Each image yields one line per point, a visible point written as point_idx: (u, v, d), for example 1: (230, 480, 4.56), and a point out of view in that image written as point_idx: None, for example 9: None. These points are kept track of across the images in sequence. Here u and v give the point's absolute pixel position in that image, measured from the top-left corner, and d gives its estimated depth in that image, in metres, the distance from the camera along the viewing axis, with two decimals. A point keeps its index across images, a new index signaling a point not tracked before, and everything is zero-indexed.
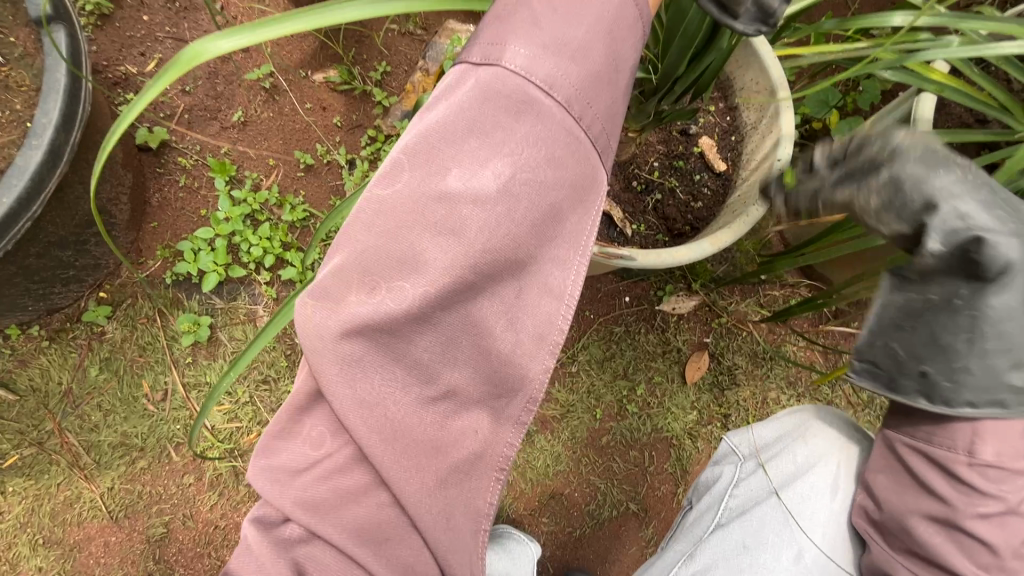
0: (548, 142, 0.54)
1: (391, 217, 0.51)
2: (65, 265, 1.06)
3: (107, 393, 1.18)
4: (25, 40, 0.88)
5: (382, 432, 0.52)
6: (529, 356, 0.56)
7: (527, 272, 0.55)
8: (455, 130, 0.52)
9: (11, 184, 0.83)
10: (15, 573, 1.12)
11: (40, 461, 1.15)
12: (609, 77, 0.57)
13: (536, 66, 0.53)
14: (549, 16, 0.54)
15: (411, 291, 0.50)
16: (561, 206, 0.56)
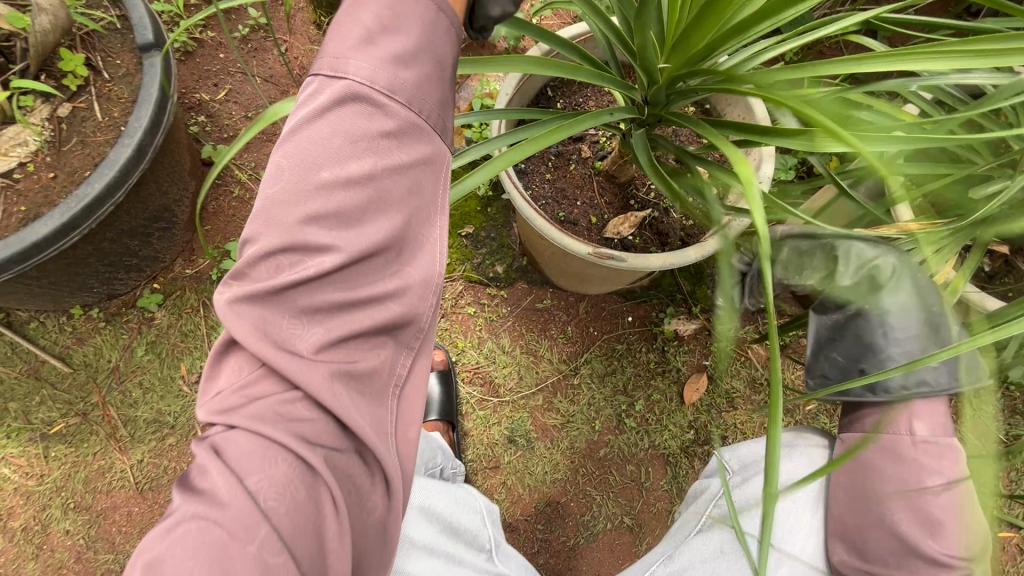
0: (402, 135, 0.59)
1: (284, 205, 0.57)
2: (130, 253, 1.21)
3: (149, 372, 1.30)
4: (128, 62, 1.08)
5: (287, 348, 0.56)
6: (413, 296, 0.61)
7: (403, 240, 0.60)
8: (321, 133, 0.58)
9: (103, 172, 0.99)
10: (45, 533, 1.21)
11: (82, 430, 1.26)
12: (439, 78, 0.61)
13: (378, 77, 0.57)
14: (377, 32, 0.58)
15: (309, 264, 0.56)
16: (422, 182, 0.61)
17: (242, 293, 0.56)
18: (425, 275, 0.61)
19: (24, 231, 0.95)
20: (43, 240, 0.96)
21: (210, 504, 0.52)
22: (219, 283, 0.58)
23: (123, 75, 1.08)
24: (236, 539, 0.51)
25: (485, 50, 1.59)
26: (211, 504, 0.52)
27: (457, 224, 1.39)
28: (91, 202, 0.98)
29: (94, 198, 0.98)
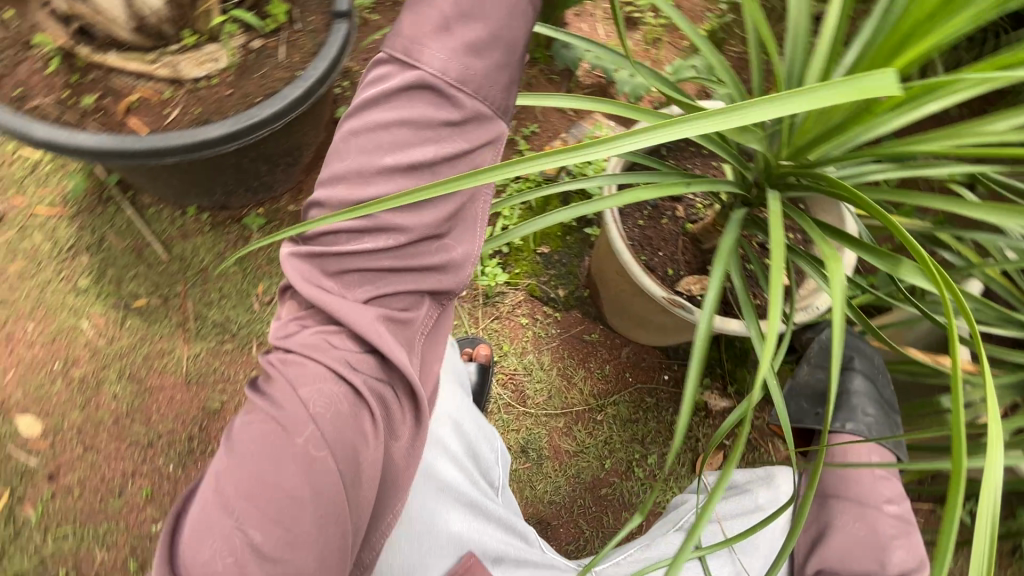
0: (458, 123, 0.68)
1: (347, 185, 0.67)
2: (257, 175, 1.36)
3: (230, 281, 1.43)
4: (318, 21, 1.25)
5: (341, 287, 0.67)
6: (453, 262, 0.70)
7: (456, 215, 0.69)
8: (388, 120, 0.67)
9: (274, 100, 1.15)
10: (96, 390, 1.33)
11: (159, 312, 1.39)
12: (505, 71, 0.70)
13: (446, 68, 0.67)
14: (447, 25, 0.68)
15: (366, 236, 0.66)
16: (479, 163, 0.69)
17: (301, 250, 0.67)
18: (467, 251, 0.70)
19: (197, 129, 1.12)
20: (208, 139, 1.11)
21: (269, 405, 0.64)
22: (286, 242, 0.70)
23: (310, 30, 1.25)
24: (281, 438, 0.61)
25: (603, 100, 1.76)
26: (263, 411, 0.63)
27: (535, 240, 1.50)
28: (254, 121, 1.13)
29: (259, 119, 1.13)
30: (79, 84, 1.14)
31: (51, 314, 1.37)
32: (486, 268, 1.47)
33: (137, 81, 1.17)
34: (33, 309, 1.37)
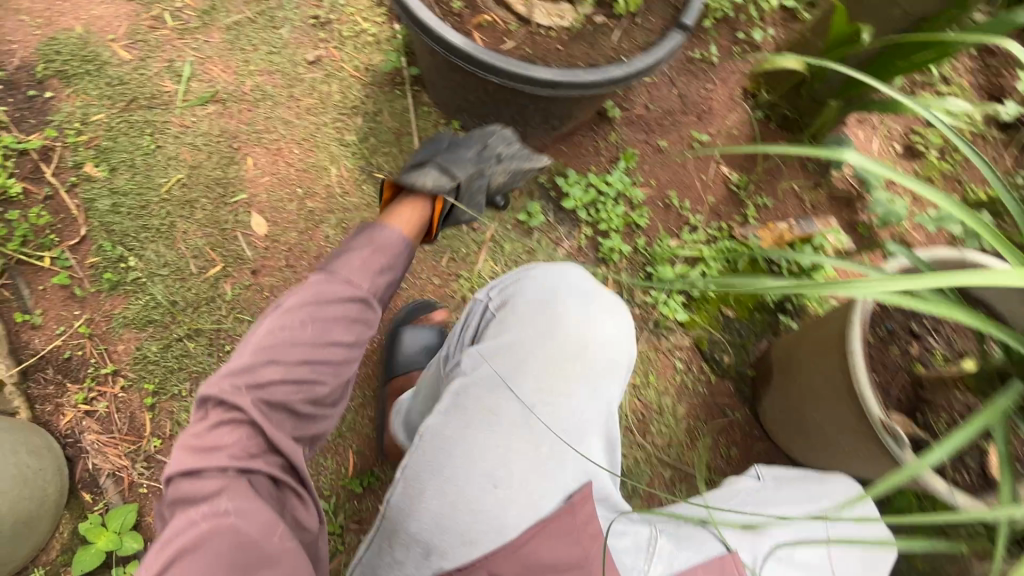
0: (373, 265, 1.04)
1: (259, 365, 0.88)
2: (528, 122, 1.48)
3: None
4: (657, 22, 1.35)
5: (284, 344, 0.91)
6: (364, 329, 1.00)
7: (365, 314, 1.01)
8: (297, 319, 0.93)
9: (509, 143, 1.32)
10: (316, 225, 1.52)
11: None
12: (382, 259, 1.06)
13: (371, 257, 1.04)
14: (354, 256, 1.03)
15: (280, 366, 0.89)
16: (377, 299, 1.04)
17: (214, 399, 0.86)
18: (365, 334, 1.00)
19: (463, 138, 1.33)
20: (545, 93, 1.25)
21: (237, 430, 0.84)
22: (198, 401, 0.88)
23: (646, 28, 1.33)
24: (221, 515, 0.77)
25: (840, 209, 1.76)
26: (207, 455, 0.82)
27: (726, 299, 1.49)
28: (450, 175, 1.21)
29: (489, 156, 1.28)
30: None
31: (314, 150, 1.59)
32: (669, 300, 1.48)
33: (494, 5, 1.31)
34: (303, 140, 1.60)
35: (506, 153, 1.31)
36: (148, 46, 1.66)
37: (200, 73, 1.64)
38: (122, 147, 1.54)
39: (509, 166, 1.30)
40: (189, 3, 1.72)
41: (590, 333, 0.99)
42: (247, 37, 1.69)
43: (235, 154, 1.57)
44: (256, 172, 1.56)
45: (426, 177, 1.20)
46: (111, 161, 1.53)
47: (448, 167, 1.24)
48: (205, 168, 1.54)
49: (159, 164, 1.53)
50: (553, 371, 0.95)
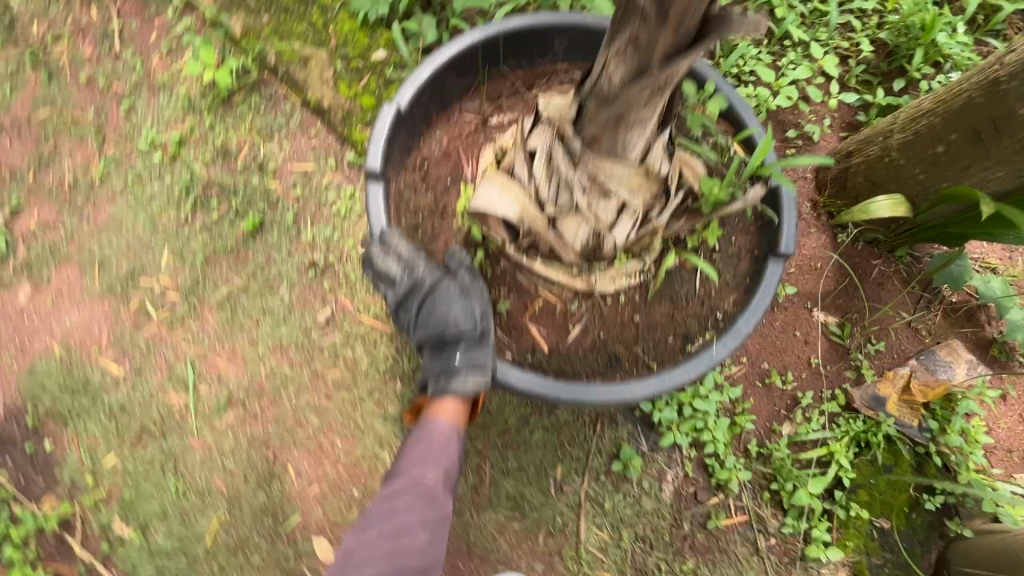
0: (429, 457, 0.97)
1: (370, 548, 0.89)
2: None
3: (530, 453, 1.34)
4: (741, 244, 1.08)
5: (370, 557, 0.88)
6: (438, 517, 0.94)
7: (433, 515, 0.93)
8: (366, 529, 0.91)
9: (457, 286, 0.92)
10: None
11: (456, 465, 1.33)
12: (442, 449, 0.98)
13: (427, 450, 0.97)
14: (420, 436, 0.99)
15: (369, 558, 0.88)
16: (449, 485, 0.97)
17: None
18: (433, 522, 0.92)
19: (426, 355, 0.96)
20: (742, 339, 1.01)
21: None
22: None
23: (731, 254, 1.07)
24: None
25: (965, 325, 1.49)
26: None
27: (874, 510, 1.33)
28: (483, 370, 0.90)
29: (486, 328, 0.91)
30: (489, 274, 1.06)
31: (358, 435, 1.38)
32: (813, 531, 1.32)
33: (544, 282, 1.05)
34: (343, 425, 1.39)
35: (464, 360, 0.90)
36: (140, 352, 1.44)
37: (205, 372, 1.42)
38: (148, 495, 1.34)
39: (467, 375, 0.90)
40: (169, 284, 1.49)
41: None
42: (245, 311, 1.45)
43: (274, 466, 1.36)
44: (302, 481, 1.36)
45: (464, 383, 0.90)
46: (140, 516, 1.33)
47: (450, 386, 0.91)
48: (245, 494, 1.34)
49: (194, 504, 1.33)
50: None
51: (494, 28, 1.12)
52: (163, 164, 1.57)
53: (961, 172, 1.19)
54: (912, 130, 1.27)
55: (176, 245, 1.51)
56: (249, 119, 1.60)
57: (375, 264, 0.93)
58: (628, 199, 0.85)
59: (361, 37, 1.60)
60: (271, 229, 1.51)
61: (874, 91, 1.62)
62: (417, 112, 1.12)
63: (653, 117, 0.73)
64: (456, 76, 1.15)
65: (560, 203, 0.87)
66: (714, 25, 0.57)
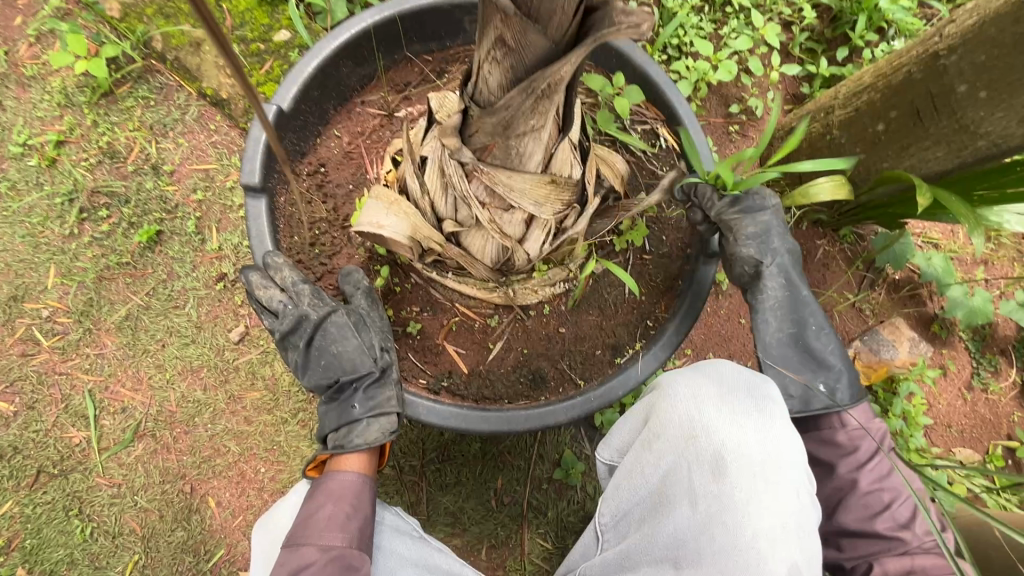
0: (339, 505, 0.81)
1: None
2: None
3: (469, 466, 1.27)
4: (673, 242, 1.02)
5: None
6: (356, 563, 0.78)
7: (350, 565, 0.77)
8: None
9: (350, 321, 0.89)
10: None
11: (390, 485, 1.25)
12: (352, 500, 0.83)
13: (336, 498, 0.82)
14: (325, 491, 0.83)
15: None
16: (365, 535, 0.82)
17: None
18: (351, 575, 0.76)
19: (323, 397, 0.92)
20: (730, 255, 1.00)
21: None
22: None
23: (662, 254, 1.01)
24: None
25: (909, 303, 1.47)
26: None
27: None
28: (389, 411, 0.86)
29: (384, 365, 0.88)
30: (398, 293, 0.96)
31: (282, 459, 1.29)
32: None
33: (461, 297, 0.96)
34: (267, 449, 1.29)
35: (364, 406, 0.87)
36: (30, 385, 1.29)
37: (108, 403, 1.29)
38: (52, 540, 1.23)
39: (371, 420, 0.87)
40: (59, 306, 1.33)
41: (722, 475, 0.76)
42: (148, 331, 1.32)
43: (193, 500, 1.26)
44: (224, 513, 1.26)
45: (369, 431, 0.87)
46: (45, 564, 1.22)
47: (353, 436, 0.87)
48: (162, 531, 1.24)
49: (105, 547, 1.23)
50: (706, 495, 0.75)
51: (387, 9, 0.97)
52: (40, 168, 1.38)
53: (900, 153, 1.13)
54: (853, 106, 1.19)
55: (63, 263, 1.34)
56: (138, 113, 1.41)
57: (257, 295, 0.90)
58: (534, 211, 0.75)
59: (260, 17, 1.41)
60: (172, 238, 1.36)
61: (817, 61, 1.54)
62: (308, 110, 0.98)
63: (547, 124, 0.63)
64: (351, 65, 1.00)
65: (460, 218, 0.78)
66: (593, 25, 0.47)
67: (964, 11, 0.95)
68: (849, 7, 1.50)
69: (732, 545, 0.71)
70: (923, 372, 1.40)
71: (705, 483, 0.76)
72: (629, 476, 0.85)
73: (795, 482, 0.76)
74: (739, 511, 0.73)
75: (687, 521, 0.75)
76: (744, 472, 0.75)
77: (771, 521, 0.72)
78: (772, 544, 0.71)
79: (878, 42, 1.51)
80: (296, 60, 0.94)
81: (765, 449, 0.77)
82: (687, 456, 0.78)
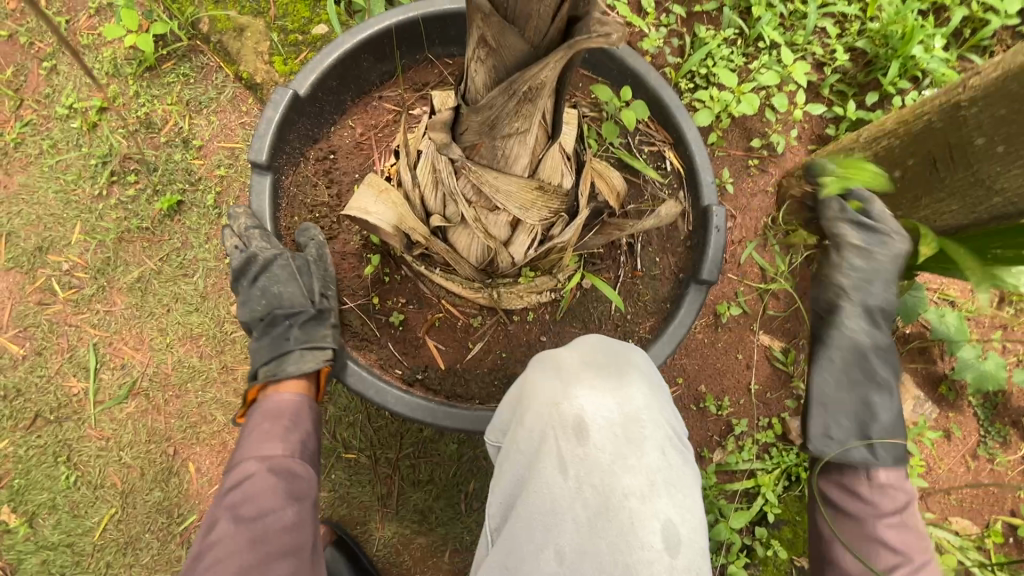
0: (273, 422, 0.87)
1: (226, 520, 0.79)
2: None
3: (442, 466, 1.26)
4: (666, 266, 1.02)
5: (230, 520, 0.79)
6: (294, 469, 0.85)
7: (287, 470, 0.84)
8: (223, 498, 0.82)
9: (294, 265, 0.93)
10: None
11: (362, 474, 1.26)
12: (288, 418, 0.88)
13: (271, 418, 0.88)
14: (261, 414, 0.88)
15: (225, 524, 0.78)
16: (304, 445, 0.89)
17: None
18: (290, 477, 0.84)
19: (256, 334, 0.94)
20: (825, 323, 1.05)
21: None
22: None
23: (654, 275, 1.02)
24: None
25: (918, 360, 1.41)
26: None
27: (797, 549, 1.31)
28: (324, 346, 0.90)
29: (321, 305, 0.92)
30: (387, 283, 0.98)
31: None
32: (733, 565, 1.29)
33: (447, 294, 0.97)
34: None
35: (299, 339, 0.90)
36: (41, 332, 1.36)
37: (109, 358, 1.34)
38: (38, 483, 1.27)
39: (304, 353, 0.90)
40: (78, 262, 1.39)
41: (592, 436, 0.70)
42: (156, 295, 1.37)
43: (174, 463, 1.29)
44: (201, 480, 1.29)
45: (300, 361, 0.90)
46: (28, 505, 1.26)
47: (287, 366, 0.91)
48: (141, 488, 1.28)
49: (85, 497, 1.27)
50: (580, 463, 0.69)
51: (411, 10, 1.00)
52: (80, 131, 1.46)
53: (915, 202, 1.10)
54: (872, 150, 1.17)
55: (88, 221, 1.41)
56: (176, 89, 1.49)
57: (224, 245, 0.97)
58: (520, 216, 0.76)
59: (302, 10, 1.46)
60: (191, 210, 1.42)
61: (846, 103, 1.52)
62: (325, 99, 1.01)
63: (533, 128, 0.64)
64: (372, 61, 1.04)
65: (447, 214, 0.79)
66: (572, 32, 0.48)
67: (991, 64, 0.92)
68: (884, 54, 1.48)
69: (606, 510, 0.68)
70: (922, 433, 1.36)
71: (572, 449, 0.70)
72: (506, 449, 0.78)
73: (664, 441, 0.73)
74: (608, 474, 0.69)
75: (562, 489, 0.69)
76: (606, 433, 0.71)
77: (639, 475, 0.69)
78: (643, 502, 0.68)
79: (911, 90, 1.49)
80: (319, 50, 0.98)
81: (626, 407, 0.73)
82: (551, 424, 0.71)
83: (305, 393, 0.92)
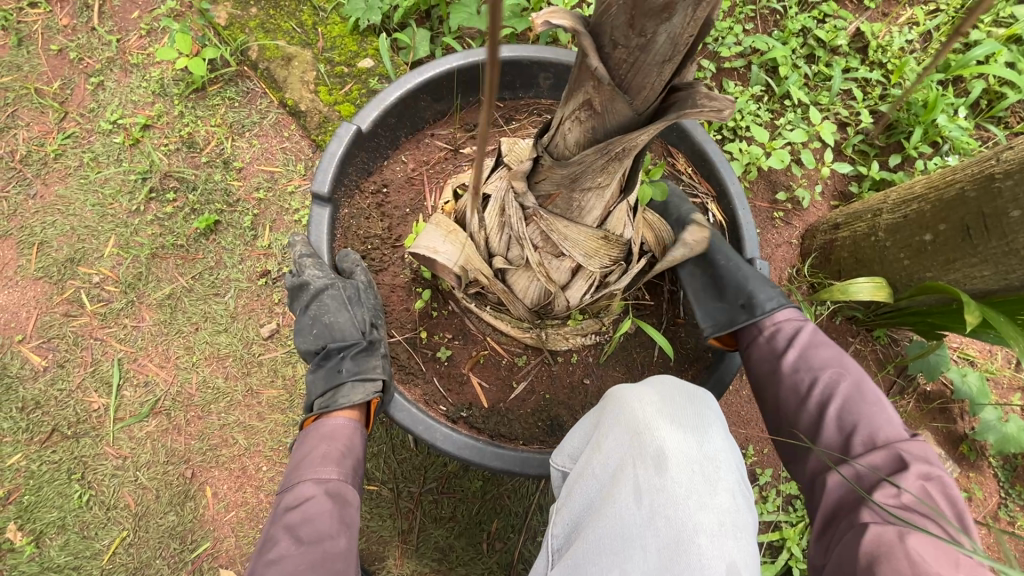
0: (328, 444, 0.84)
1: (280, 544, 0.74)
2: None
3: (466, 503, 1.24)
4: None
5: (285, 545, 0.73)
6: (348, 496, 0.81)
7: (342, 496, 0.80)
8: (277, 520, 0.77)
9: (345, 294, 0.94)
10: None
11: (384, 507, 1.24)
12: (343, 440, 0.86)
13: (326, 439, 0.85)
14: (316, 435, 0.86)
15: (279, 546, 0.73)
16: (357, 472, 0.85)
17: None
18: (345, 503, 0.80)
19: (310, 366, 0.95)
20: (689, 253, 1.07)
21: None
22: None
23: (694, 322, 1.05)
24: None
25: (938, 418, 1.43)
26: None
27: None
28: (375, 377, 0.89)
29: (372, 337, 0.93)
30: (435, 317, 0.98)
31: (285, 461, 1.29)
32: None
33: (493, 332, 0.98)
34: (272, 449, 1.30)
35: (350, 370, 0.90)
36: (65, 344, 1.34)
37: (133, 374, 1.33)
38: (49, 501, 1.24)
39: (355, 385, 0.89)
40: (109, 275, 1.39)
41: (668, 467, 0.72)
42: (185, 313, 1.37)
43: (190, 487, 1.27)
44: (218, 505, 1.26)
45: (350, 394, 0.88)
46: (36, 523, 1.23)
47: (338, 398, 0.89)
48: (156, 511, 1.25)
49: (97, 518, 1.24)
50: (653, 492, 0.70)
51: (471, 55, 1.04)
52: (122, 146, 1.48)
53: (946, 265, 1.14)
54: (902, 212, 1.21)
55: (122, 236, 1.42)
56: (221, 112, 1.52)
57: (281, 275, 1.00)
58: (583, 262, 0.78)
59: (349, 44, 1.51)
60: (226, 230, 1.43)
61: (869, 163, 1.57)
62: (382, 134, 1.04)
63: (611, 184, 0.66)
64: (429, 100, 1.07)
65: (510, 257, 0.81)
66: (677, 101, 0.51)
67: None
68: (906, 118, 1.54)
69: (675, 544, 0.66)
70: None
71: (647, 477, 0.71)
72: (576, 479, 0.78)
73: (737, 488, 0.73)
74: (680, 509, 0.68)
75: (634, 518, 0.68)
76: (684, 469, 0.72)
77: (712, 517, 0.68)
78: (712, 542, 0.66)
79: (931, 155, 1.55)
80: (382, 88, 1.01)
81: (706, 448, 0.75)
82: (630, 452, 0.73)
83: (359, 417, 0.90)
